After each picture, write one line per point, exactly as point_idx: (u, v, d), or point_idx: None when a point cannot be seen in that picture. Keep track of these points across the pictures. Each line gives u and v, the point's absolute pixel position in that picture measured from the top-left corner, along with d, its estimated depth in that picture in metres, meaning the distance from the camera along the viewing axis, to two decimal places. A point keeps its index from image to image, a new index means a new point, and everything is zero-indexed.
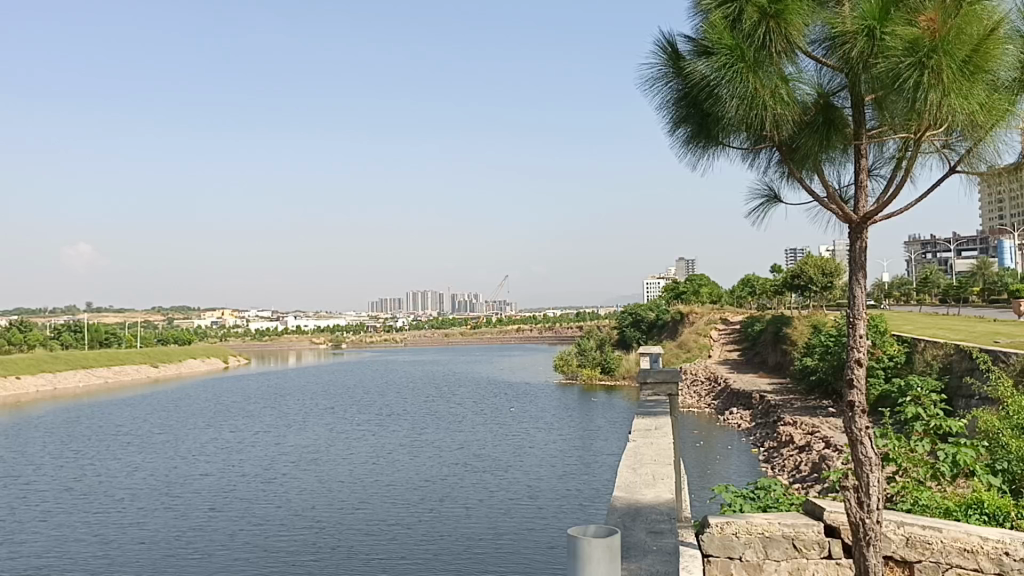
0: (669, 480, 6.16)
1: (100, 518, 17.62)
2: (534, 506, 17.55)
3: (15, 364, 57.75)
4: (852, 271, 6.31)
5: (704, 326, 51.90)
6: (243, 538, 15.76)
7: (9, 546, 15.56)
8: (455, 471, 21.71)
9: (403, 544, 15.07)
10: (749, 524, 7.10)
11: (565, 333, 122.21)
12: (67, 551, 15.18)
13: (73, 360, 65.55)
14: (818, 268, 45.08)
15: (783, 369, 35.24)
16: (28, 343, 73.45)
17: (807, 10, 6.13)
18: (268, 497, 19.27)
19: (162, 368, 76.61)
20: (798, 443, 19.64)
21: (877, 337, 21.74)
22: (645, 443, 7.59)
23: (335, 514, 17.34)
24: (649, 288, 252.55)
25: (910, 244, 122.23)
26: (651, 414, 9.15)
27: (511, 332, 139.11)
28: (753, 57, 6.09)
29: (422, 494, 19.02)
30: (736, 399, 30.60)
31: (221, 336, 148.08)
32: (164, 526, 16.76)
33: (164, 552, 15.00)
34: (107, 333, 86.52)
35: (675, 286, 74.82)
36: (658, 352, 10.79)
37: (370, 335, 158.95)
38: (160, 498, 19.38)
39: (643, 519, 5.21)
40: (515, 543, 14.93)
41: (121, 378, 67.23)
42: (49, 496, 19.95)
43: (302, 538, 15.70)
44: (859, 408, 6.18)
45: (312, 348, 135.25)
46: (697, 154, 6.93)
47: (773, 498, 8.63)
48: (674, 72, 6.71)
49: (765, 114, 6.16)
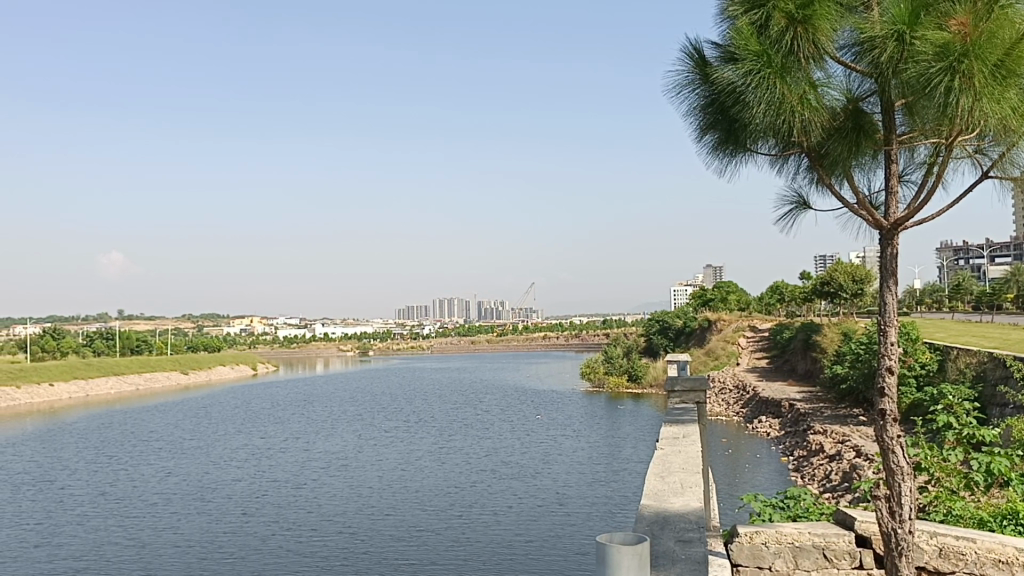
0: (698, 489, 6.13)
1: (135, 522, 17.85)
2: (563, 513, 17.52)
3: (49, 371, 58.54)
4: (882, 278, 6.24)
5: (732, 334, 51.49)
6: (275, 543, 15.89)
7: (47, 549, 15.80)
8: (483, 478, 21.73)
9: (432, 550, 15.12)
10: (778, 533, 7.06)
11: (592, 341, 121.80)
12: (103, 554, 15.39)
13: (105, 367, 66.34)
14: (849, 275, 44.58)
15: (813, 377, 34.87)
16: (61, 351, 74.49)
17: (835, 14, 6.11)
18: (300, 502, 19.39)
19: (192, 376, 77.29)
20: (829, 452, 19.43)
21: (908, 344, 21.46)
22: (673, 452, 7.55)
23: (365, 520, 17.42)
24: (676, 295, 251.41)
25: (941, 251, 120.56)
26: (679, 422, 9.13)
27: (538, 340, 138.80)
28: (780, 63, 6.08)
29: (451, 500, 19.06)
30: (766, 407, 30.33)
31: (250, 344, 149.43)
32: (196, 531, 16.94)
33: (198, 555, 15.17)
34: (139, 341, 87.44)
35: (703, 293, 74.39)
36: (686, 359, 10.75)
37: (397, 342, 159.54)
38: (194, 503, 19.60)
39: (672, 527, 5.19)
40: (544, 549, 14.95)
41: (151, 385, 67.94)
42: (85, 500, 20.23)
43: (333, 543, 15.80)
44: (890, 417, 6.12)
45: (339, 356, 136.03)
46: (725, 160, 6.92)
47: (804, 507, 8.57)
48: (701, 79, 6.71)
49: (793, 120, 6.14)
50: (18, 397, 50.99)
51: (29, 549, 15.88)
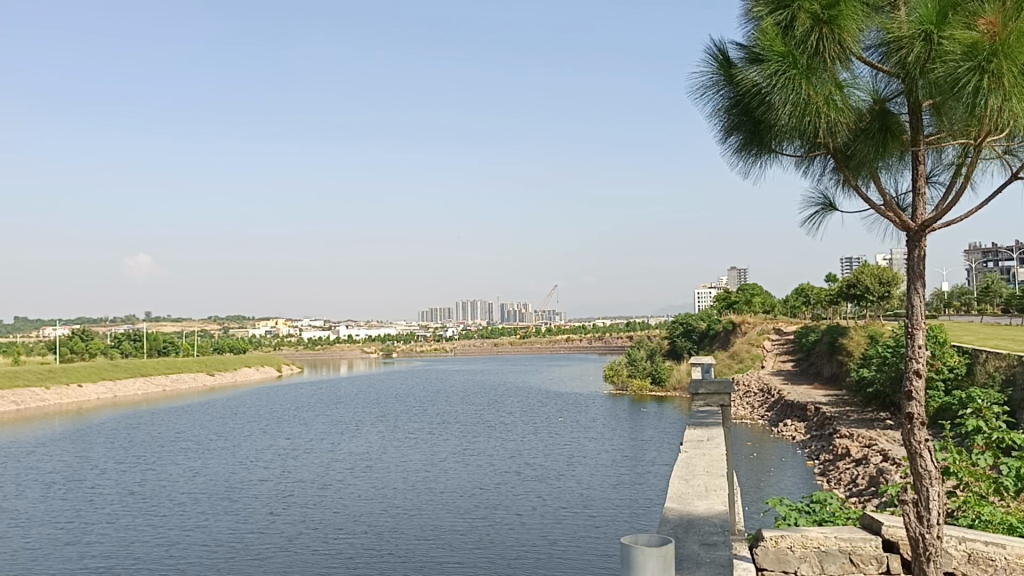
0: (722, 492, 6.11)
1: (164, 521, 18.02)
2: (587, 515, 17.51)
3: (78, 372, 59.28)
4: (910, 280, 6.20)
5: (757, 337, 51.17)
6: (302, 543, 15.98)
7: (79, 547, 15.99)
8: (507, 480, 21.73)
9: (458, 551, 15.15)
10: (804, 537, 7.02)
11: (615, 344, 121.42)
12: (133, 552, 15.57)
13: (132, 368, 67.05)
14: (875, 278, 44.20)
15: (838, 380, 34.57)
16: (90, 352, 75.43)
17: (861, 15, 6.11)
18: (326, 503, 19.50)
19: (218, 377, 77.96)
20: (855, 457, 19.25)
21: (936, 348, 21.22)
22: (697, 454, 7.54)
23: (391, 521, 17.50)
24: (700, 297, 250.14)
25: (970, 253, 119.04)
26: (702, 425, 9.09)
27: (560, 342, 138.70)
28: (805, 63, 6.05)
29: (476, 502, 19.09)
30: (791, 411, 30.10)
31: (275, 346, 150.16)
32: (224, 530, 17.09)
33: (226, 554, 15.31)
34: (165, 342, 88.36)
35: (727, 295, 73.99)
36: (710, 361, 10.71)
37: (420, 345, 160.11)
38: (221, 503, 19.75)
39: (696, 531, 5.18)
40: (569, 551, 14.95)
41: (177, 386, 68.59)
42: (114, 500, 20.46)
43: (360, 543, 15.87)
44: (918, 420, 6.06)
45: (362, 357, 136.78)
46: (749, 161, 6.90)
47: (830, 512, 8.51)
48: (725, 80, 6.70)
49: (819, 121, 6.11)
50: (47, 397, 51.64)
51: (61, 547, 16.07)
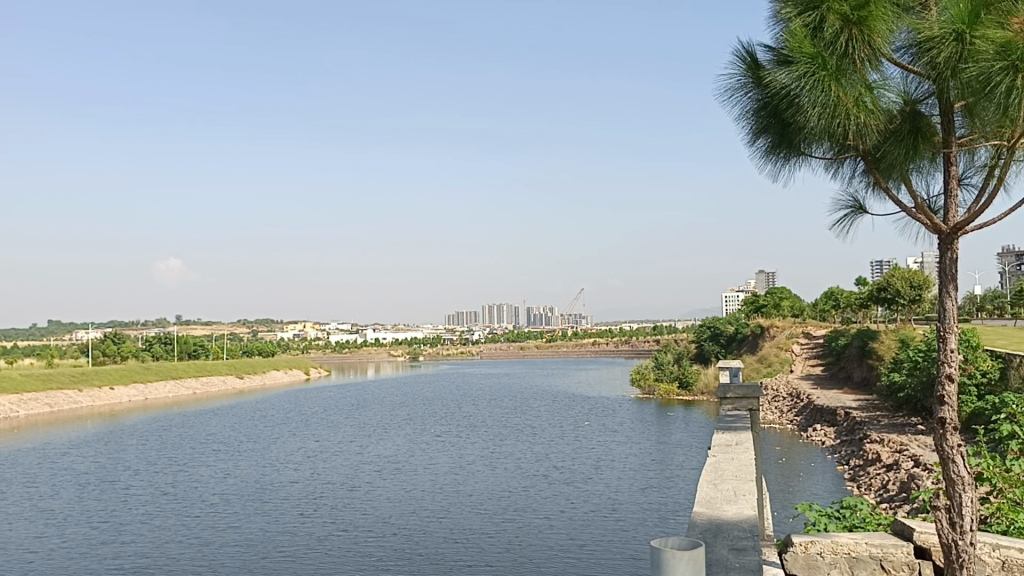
0: (751, 497, 6.08)
1: (197, 522, 18.21)
2: (615, 518, 17.48)
3: (110, 375, 60.10)
4: (942, 283, 6.14)
5: (785, 340, 50.76)
6: (333, 543, 16.10)
7: (114, 546, 16.25)
8: (535, 483, 21.73)
9: (487, 553, 15.20)
10: (834, 543, 6.97)
11: (642, 347, 121.05)
12: (167, 552, 15.77)
13: (163, 371, 67.94)
14: (906, 281, 43.71)
15: (868, 385, 34.20)
16: (122, 355, 76.49)
17: (891, 16, 6.10)
18: (355, 504, 19.63)
19: (246, 380, 78.66)
20: (886, 462, 19.04)
21: (969, 352, 20.96)
22: (725, 459, 7.52)
23: (420, 522, 17.58)
24: (727, 302, 248.71)
25: (1002, 256, 117.42)
26: (730, 429, 9.06)
27: (587, 346, 138.38)
28: (835, 65, 6.03)
29: (504, 504, 19.13)
30: (820, 415, 29.82)
31: (303, 349, 151.41)
32: (256, 530, 17.25)
33: (259, 555, 15.46)
34: (195, 345, 89.33)
35: (755, 299, 73.44)
36: (738, 365, 10.66)
37: (447, 348, 160.54)
38: (252, 504, 19.94)
39: (725, 535, 5.17)
40: (598, 553, 14.94)
41: (207, 389, 69.37)
42: (148, 500, 20.73)
43: (389, 544, 15.97)
44: (950, 426, 6.01)
45: (389, 360, 137.62)
46: (778, 163, 6.88)
47: (860, 518, 8.44)
48: (754, 82, 6.68)
49: (848, 123, 6.08)
50: (80, 399, 52.41)
51: (96, 546, 16.33)
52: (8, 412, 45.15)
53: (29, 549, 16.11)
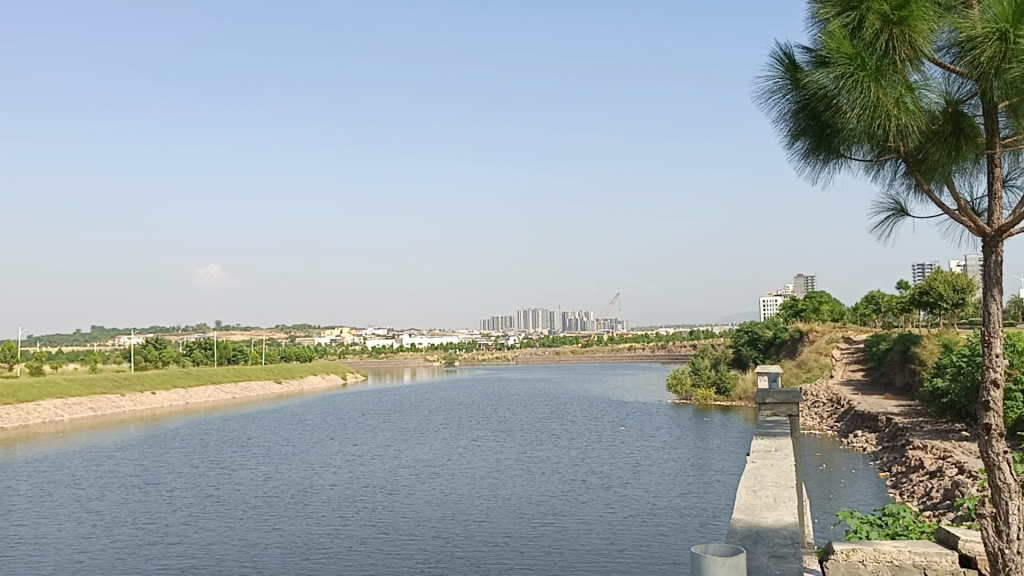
0: (791, 504, 6.02)
1: (241, 523, 18.46)
2: (654, 523, 17.39)
3: (152, 380, 61.08)
4: (987, 287, 6.05)
5: (825, 345, 49.99)
6: (373, 546, 16.20)
7: (161, 546, 16.54)
8: (572, 487, 21.72)
9: (527, 557, 15.20)
10: (876, 551, 6.91)
11: (679, 352, 120.35)
12: (212, 553, 15.98)
13: (203, 376, 68.78)
14: (949, 284, 42.91)
15: (911, 390, 33.64)
16: (163, 360, 77.63)
17: (933, 15, 6.04)
18: (395, 508, 19.76)
19: (285, 384, 79.46)
20: (929, 469, 18.69)
21: (1015, 357, 20.54)
22: (765, 465, 7.45)
23: (459, 526, 17.65)
24: (766, 308, 246.17)
25: None
26: (770, 435, 9.00)
27: (623, 351, 137.47)
28: (875, 65, 5.98)
29: (543, 509, 19.14)
30: (862, 421, 29.36)
31: (340, 354, 152.40)
32: (299, 533, 17.43)
33: (302, 556, 15.65)
34: (235, 350, 90.46)
35: (794, 303, 72.58)
36: (777, 370, 10.58)
37: (482, 353, 160.72)
38: (293, 507, 20.18)
39: (765, 543, 5.14)
40: (637, 558, 14.90)
41: (247, 393, 70.10)
42: (192, 502, 21.05)
43: (429, 547, 16.07)
44: (996, 432, 5.90)
45: (426, 365, 137.93)
46: (818, 165, 6.86)
47: (903, 525, 8.34)
48: (792, 84, 6.67)
49: (888, 124, 6.02)
50: (123, 403, 53.24)
51: (143, 546, 16.63)
52: (53, 415, 46.05)
53: (79, 549, 16.47)
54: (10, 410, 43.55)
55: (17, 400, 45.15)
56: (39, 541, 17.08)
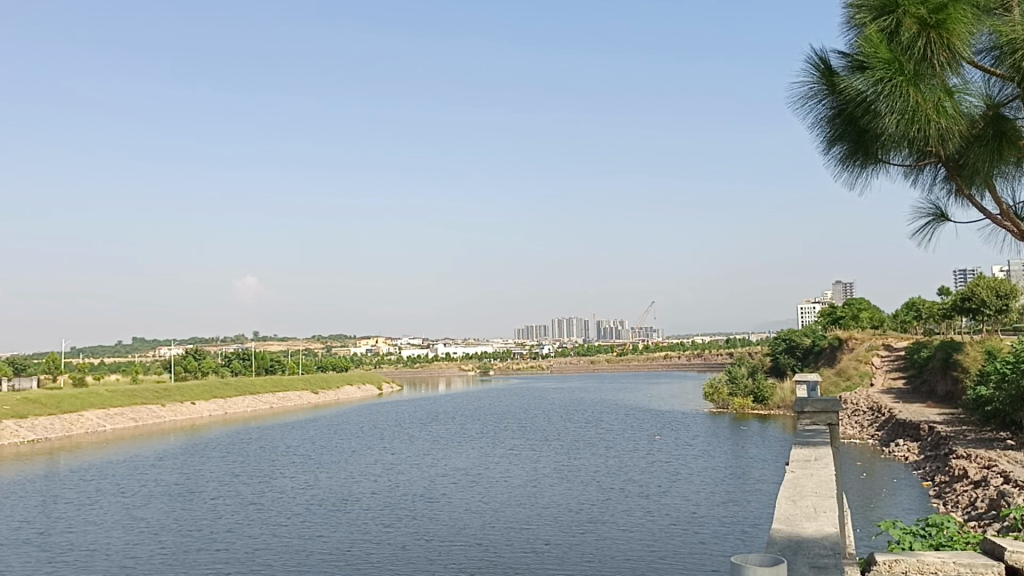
0: (832, 514, 5.96)
1: (285, 530, 18.66)
2: (695, 531, 17.31)
3: (191, 391, 61.89)
4: None
5: (865, 353, 49.26)
6: (415, 553, 16.30)
7: (207, 552, 16.81)
8: (611, 495, 21.68)
9: (566, 565, 15.17)
10: (920, 562, 6.92)
11: (716, 361, 119.36)
12: (259, 558, 16.20)
13: (241, 387, 69.66)
14: (992, 290, 42.15)
15: (953, 398, 33.08)
16: (202, 371, 78.69)
17: (971, 18, 6.50)
18: (436, 515, 19.88)
19: (322, 395, 80.08)
20: (973, 478, 18.32)
21: None
22: (804, 474, 7.38)
23: (501, 533, 17.72)
24: (804, 314, 243.78)
25: None
26: (809, 443, 8.91)
27: (659, 360, 136.24)
28: (912, 69, 6.45)
29: (584, 516, 19.15)
30: (903, 430, 28.90)
31: (377, 364, 153.63)
32: (342, 539, 17.60)
33: (346, 562, 15.79)
34: (272, 361, 91.31)
35: (833, 310, 71.71)
36: (816, 379, 10.50)
37: (518, 363, 160.74)
38: (334, 514, 20.36)
39: (805, 553, 5.11)
40: (677, 566, 14.85)
41: (284, 403, 70.77)
42: (236, 510, 21.34)
43: (471, 554, 16.15)
44: None
45: (462, 375, 138.41)
46: (857, 168, 7.37)
47: (947, 536, 8.23)
48: (828, 89, 7.18)
49: (927, 129, 6.45)
50: (163, 413, 53.99)
51: (189, 552, 16.88)
52: (96, 426, 46.81)
53: (128, 554, 16.78)
54: (54, 420, 44.41)
55: (60, 411, 46.03)
56: (90, 548, 17.41)
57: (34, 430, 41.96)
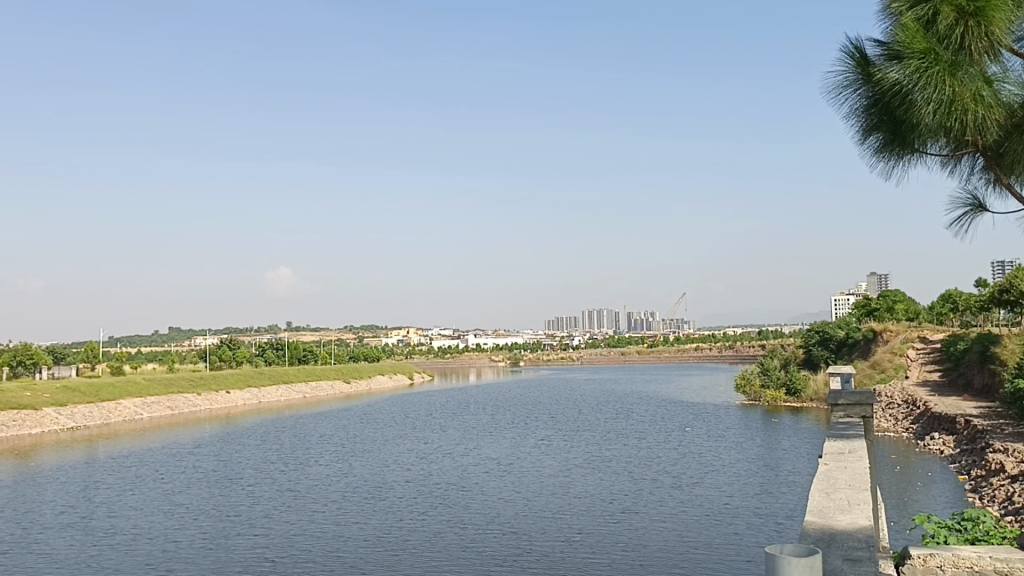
0: (866, 507, 5.98)
1: (321, 517, 18.94)
2: (729, 522, 17.29)
3: (226, 380, 62.84)
4: None
5: (900, 345, 48.64)
6: (449, 540, 16.49)
7: (247, 537, 17.11)
8: (644, 486, 21.68)
9: (601, 553, 15.26)
10: (955, 557, 6.90)
11: (748, 353, 118.58)
12: (297, 544, 16.49)
13: (275, 377, 70.51)
14: None
15: (991, 392, 32.61)
16: (236, 360, 79.82)
17: (1011, 6, 6.46)
18: (470, 503, 20.06)
19: (353, 384, 80.90)
20: (1010, 473, 18.09)
21: None
22: (839, 467, 7.39)
23: (534, 522, 17.86)
24: (838, 306, 241.32)
25: None
26: (843, 436, 8.89)
27: (690, 352, 135.51)
28: (949, 60, 6.46)
29: (617, 506, 19.22)
30: (939, 423, 28.57)
31: (408, 354, 154.71)
32: (378, 526, 17.85)
33: (383, 548, 16.02)
34: (305, 351, 92.33)
35: (868, 302, 70.94)
36: (850, 371, 10.46)
37: (548, 353, 161.06)
38: (369, 501, 20.63)
39: (839, 546, 5.14)
40: (711, 556, 14.89)
41: (317, 393, 71.54)
42: (273, 496, 21.67)
43: (505, 542, 16.30)
44: None
45: (493, 366, 138.91)
46: (891, 158, 7.37)
47: (982, 531, 8.19)
48: (863, 79, 7.18)
49: (964, 118, 6.48)
50: (199, 403, 54.83)
51: (229, 537, 17.20)
52: (133, 414, 47.69)
53: (170, 539, 17.15)
54: (92, 408, 45.36)
55: (99, 399, 46.96)
56: (133, 532, 17.80)
57: (73, 418, 42.87)
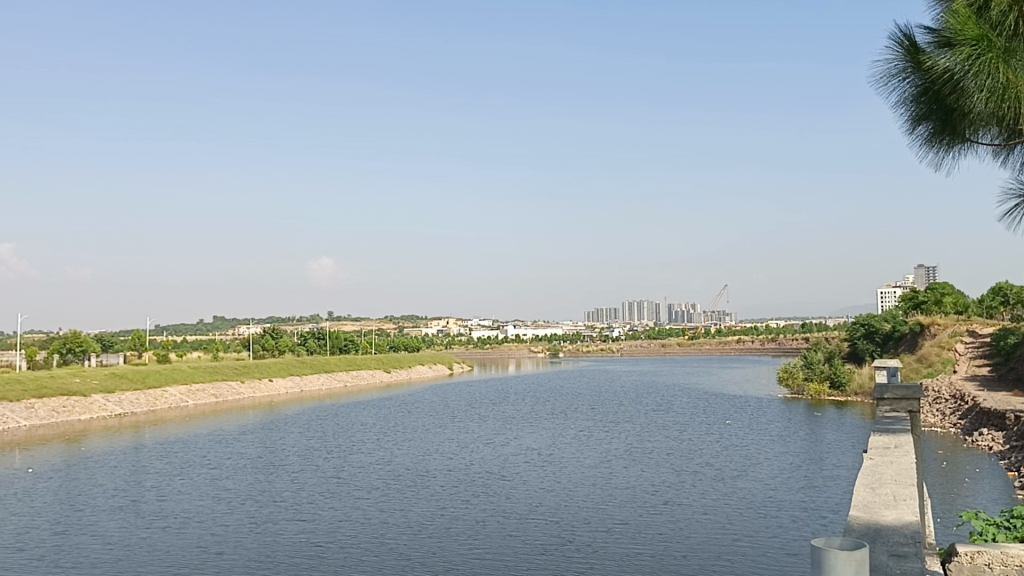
0: (912, 502, 5.92)
1: (365, 503, 19.19)
2: (774, 515, 17.18)
3: (269, 368, 63.81)
4: None
5: (948, 339, 47.72)
6: (492, 528, 16.63)
7: (292, 522, 17.40)
8: (685, 478, 21.62)
9: (643, 544, 15.27)
10: (1003, 555, 6.78)
11: (791, 346, 117.13)
12: (342, 530, 16.75)
13: (317, 365, 71.33)
14: None
15: None
16: (279, 349, 80.98)
17: None
18: (512, 493, 20.15)
19: (393, 373, 81.55)
20: None
21: None
22: (883, 462, 7.31)
23: (577, 512, 17.92)
24: (883, 298, 237.29)
25: None
26: (888, 430, 8.76)
27: (731, 344, 134.34)
28: (1002, 46, 6.32)
29: (659, 497, 19.19)
30: (988, 418, 28.00)
31: (448, 344, 155.58)
32: (421, 513, 18.03)
33: (427, 535, 16.22)
34: (347, 340, 93.33)
35: (915, 295, 69.67)
36: (896, 364, 10.29)
37: (588, 345, 160.96)
38: (411, 489, 20.85)
39: (884, 540, 5.09)
40: (755, 548, 14.82)
41: (358, 381, 72.27)
42: (317, 483, 21.98)
43: (547, 531, 16.38)
44: None
45: (531, 357, 139.05)
46: (941, 148, 7.25)
47: None
48: (912, 67, 7.06)
49: (1017, 105, 6.35)
50: (242, 390, 55.66)
51: (277, 522, 17.51)
52: (178, 401, 48.52)
53: (218, 523, 17.50)
54: (140, 395, 46.29)
55: (145, 387, 47.91)
56: (183, 515, 18.19)
57: (121, 404, 43.77)
